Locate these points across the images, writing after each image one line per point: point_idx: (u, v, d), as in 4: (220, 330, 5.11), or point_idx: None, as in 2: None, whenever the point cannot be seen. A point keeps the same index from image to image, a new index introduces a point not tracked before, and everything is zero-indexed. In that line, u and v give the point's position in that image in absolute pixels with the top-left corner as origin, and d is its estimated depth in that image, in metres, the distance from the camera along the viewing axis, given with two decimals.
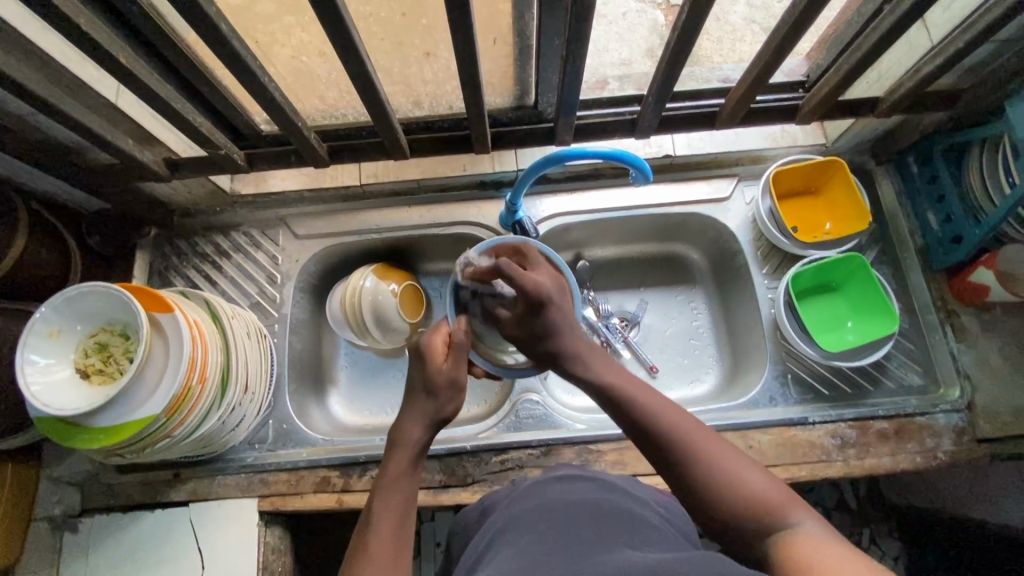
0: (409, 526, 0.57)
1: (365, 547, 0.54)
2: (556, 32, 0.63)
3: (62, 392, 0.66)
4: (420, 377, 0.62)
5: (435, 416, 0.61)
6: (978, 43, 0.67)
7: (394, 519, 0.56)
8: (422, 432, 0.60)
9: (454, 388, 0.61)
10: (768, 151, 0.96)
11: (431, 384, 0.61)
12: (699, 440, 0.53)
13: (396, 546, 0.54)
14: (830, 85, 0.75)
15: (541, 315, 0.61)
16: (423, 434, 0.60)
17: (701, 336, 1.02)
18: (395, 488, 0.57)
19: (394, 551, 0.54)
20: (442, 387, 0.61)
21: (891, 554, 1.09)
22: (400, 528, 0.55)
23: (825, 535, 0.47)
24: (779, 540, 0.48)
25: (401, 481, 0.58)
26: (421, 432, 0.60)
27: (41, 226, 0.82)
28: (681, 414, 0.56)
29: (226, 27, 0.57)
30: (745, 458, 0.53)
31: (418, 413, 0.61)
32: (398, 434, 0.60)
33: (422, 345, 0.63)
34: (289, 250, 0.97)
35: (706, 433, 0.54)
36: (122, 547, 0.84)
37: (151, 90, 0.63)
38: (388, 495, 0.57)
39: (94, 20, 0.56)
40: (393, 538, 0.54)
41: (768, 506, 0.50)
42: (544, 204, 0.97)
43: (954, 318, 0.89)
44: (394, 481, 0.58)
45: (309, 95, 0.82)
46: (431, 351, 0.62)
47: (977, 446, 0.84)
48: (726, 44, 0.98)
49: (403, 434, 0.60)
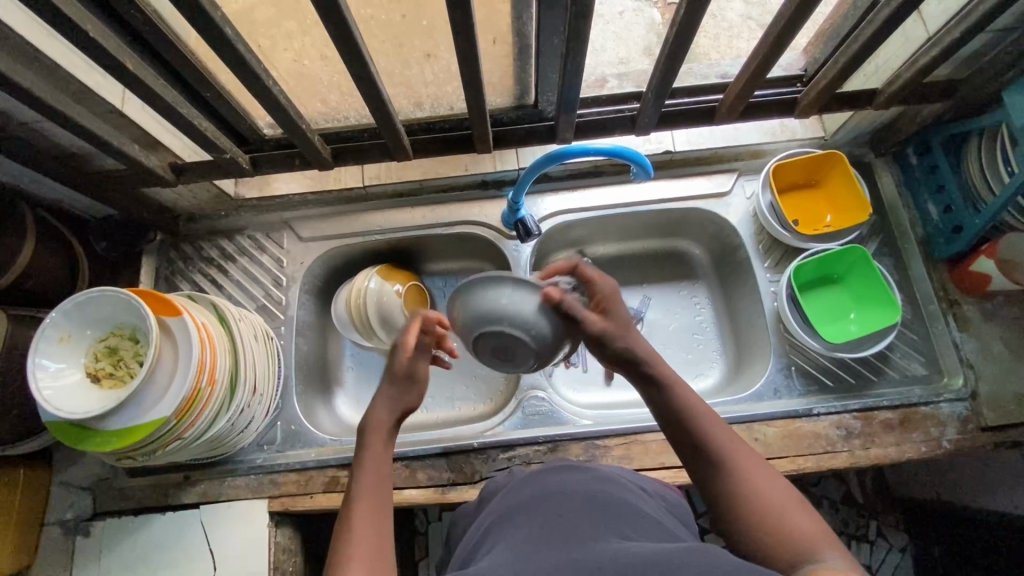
0: (388, 500, 0.57)
1: (347, 527, 0.53)
2: (555, 30, 0.64)
3: (74, 395, 0.67)
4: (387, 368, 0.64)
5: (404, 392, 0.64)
6: (975, 32, 0.68)
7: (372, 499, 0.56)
8: (392, 413, 0.62)
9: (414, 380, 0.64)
10: (767, 145, 0.97)
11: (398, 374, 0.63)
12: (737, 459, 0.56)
13: (379, 516, 0.55)
14: (829, 77, 0.76)
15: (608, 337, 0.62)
16: (394, 411, 0.63)
17: (705, 331, 1.03)
18: (369, 469, 0.58)
19: (378, 520, 0.54)
20: (403, 373, 0.63)
21: (898, 546, 1.12)
22: (381, 502, 0.56)
23: (852, 568, 0.46)
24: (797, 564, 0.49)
25: (380, 455, 0.60)
26: (393, 407, 0.63)
27: (48, 233, 0.83)
28: (730, 441, 0.58)
29: (231, 31, 0.58)
30: (779, 488, 0.54)
31: (386, 400, 0.63)
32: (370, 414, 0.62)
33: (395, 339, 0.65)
34: (294, 253, 0.98)
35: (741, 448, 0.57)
36: (134, 549, 0.85)
37: (157, 94, 0.64)
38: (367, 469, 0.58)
39: (100, 27, 0.57)
40: (376, 508, 0.55)
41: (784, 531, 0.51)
42: (546, 202, 0.98)
43: (956, 308, 0.90)
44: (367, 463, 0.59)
45: (311, 99, 0.83)
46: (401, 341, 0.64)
47: (981, 434, 0.84)
48: (722, 40, 0.99)
49: (373, 420, 0.62)
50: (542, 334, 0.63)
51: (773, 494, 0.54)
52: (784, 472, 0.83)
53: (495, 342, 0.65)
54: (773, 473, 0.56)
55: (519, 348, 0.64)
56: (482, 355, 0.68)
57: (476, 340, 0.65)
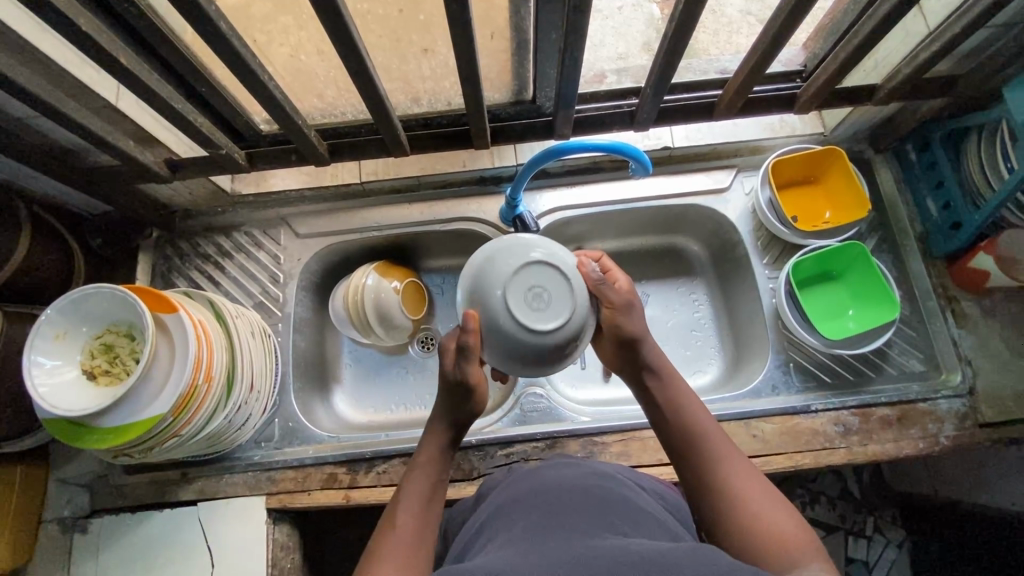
0: (436, 503, 0.61)
1: (392, 522, 0.58)
2: (553, 25, 0.63)
3: (70, 393, 0.66)
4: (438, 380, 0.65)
5: (457, 402, 0.65)
6: (976, 27, 0.67)
7: (419, 499, 0.60)
8: (449, 421, 0.66)
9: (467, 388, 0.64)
10: (766, 141, 0.97)
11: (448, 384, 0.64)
12: (730, 463, 0.59)
13: (421, 518, 0.59)
14: (828, 72, 0.75)
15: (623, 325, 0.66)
16: (451, 418, 0.66)
17: (703, 328, 1.03)
18: (422, 471, 0.63)
19: (419, 520, 0.59)
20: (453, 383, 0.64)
21: (895, 541, 1.10)
22: (426, 504, 0.60)
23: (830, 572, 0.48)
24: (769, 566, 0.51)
25: (433, 460, 0.64)
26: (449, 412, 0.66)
27: (44, 229, 0.82)
28: (729, 450, 0.61)
29: (225, 25, 0.57)
30: (769, 499, 0.56)
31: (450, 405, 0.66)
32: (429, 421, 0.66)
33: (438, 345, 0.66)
34: (291, 250, 0.97)
35: (735, 455, 0.60)
36: (132, 546, 0.85)
37: (152, 90, 0.64)
38: (418, 472, 0.63)
39: (93, 21, 0.57)
40: (419, 508, 0.60)
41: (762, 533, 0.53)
42: (544, 198, 0.98)
43: (955, 304, 0.90)
44: (421, 465, 0.63)
45: (307, 94, 0.82)
46: (444, 352, 0.66)
47: (979, 430, 0.84)
48: (722, 36, 0.98)
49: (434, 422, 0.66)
50: (579, 287, 0.63)
51: (761, 499, 0.56)
52: (782, 468, 0.83)
53: (530, 290, 0.62)
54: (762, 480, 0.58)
55: (555, 290, 0.62)
56: (509, 308, 0.61)
57: (511, 285, 0.61)
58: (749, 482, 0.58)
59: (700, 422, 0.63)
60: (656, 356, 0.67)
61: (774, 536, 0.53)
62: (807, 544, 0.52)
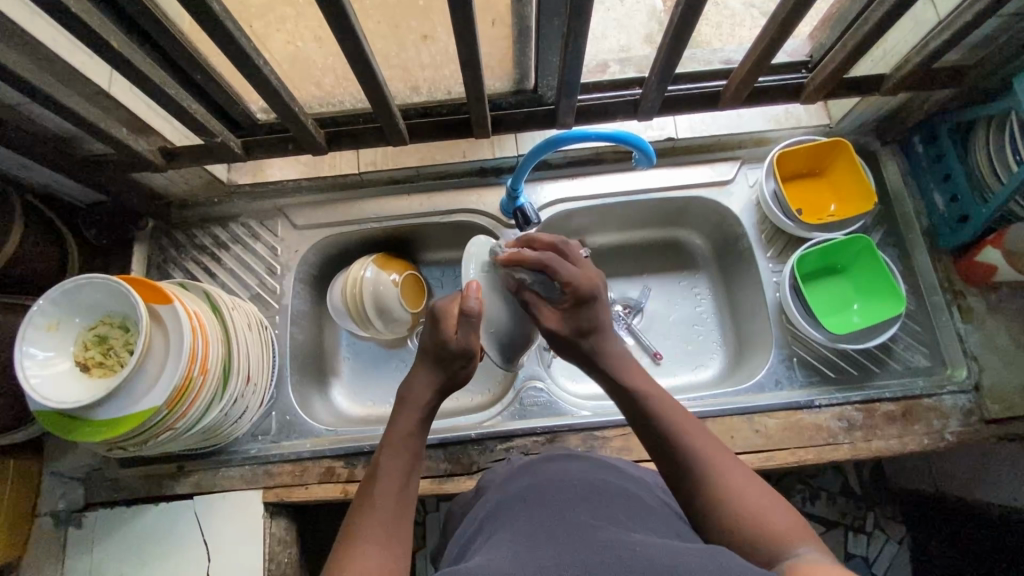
0: (413, 483, 0.60)
1: (371, 496, 0.57)
2: (556, 10, 0.61)
3: (62, 386, 0.65)
4: (432, 343, 0.66)
5: (443, 373, 0.66)
6: (988, 16, 0.66)
7: (399, 472, 0.59)
8: (431, 394, 0.65)
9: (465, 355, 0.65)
10: (771, 133, 0.95)
11: (446, 351, 0.65)
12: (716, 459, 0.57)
13: (399, 498, 0.57)
14: (837, 62, 0.74)
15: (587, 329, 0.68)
16: (434, 392, 0.66)
17: (705, 322, 1.01)
18: (401, 443, 0.62)
19: (398, 501, 0.57)
20: (455, 354, 0.65)
21: (896, 538, 1.10)
22: (406, 481, 0.59)
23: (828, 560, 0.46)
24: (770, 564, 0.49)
25: (408, 440, 0.62)
26: (432, 384, 0.66)
27: (36, 219, 0.81)
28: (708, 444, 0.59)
29: (220, 9, 0.56)
30: (756, 492, 0.54)
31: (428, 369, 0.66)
32: (411, 394, 0.65)
33: (439, 311, 0.67)
34: (289, 241, 0.96)
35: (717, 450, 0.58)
36: (127, 541, 0.84)
37: (145, 76, 0.62)
38: (396, 448, 0.61)
39: (84, 4, 0.55)
40: (398, 488, 0.58)
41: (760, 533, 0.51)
42: (545, 190, 0.96)
43: (961, 299, 0.88)
44: (400, 437, 0.62)
45: (305, 82, 0.81)
46: (447, 317, 0.66)
47: (984, 426, 0.84)
48: (725, 29, 0.95)
49: (412, 389, 0.66)
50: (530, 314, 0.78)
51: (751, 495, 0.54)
52: (784, 464, 0.83)
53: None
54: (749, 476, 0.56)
55: None
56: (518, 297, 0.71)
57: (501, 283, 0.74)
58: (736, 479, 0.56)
59: (670, 422, 0.61)
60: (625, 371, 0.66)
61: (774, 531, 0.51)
62: (804, 534, 0.50)
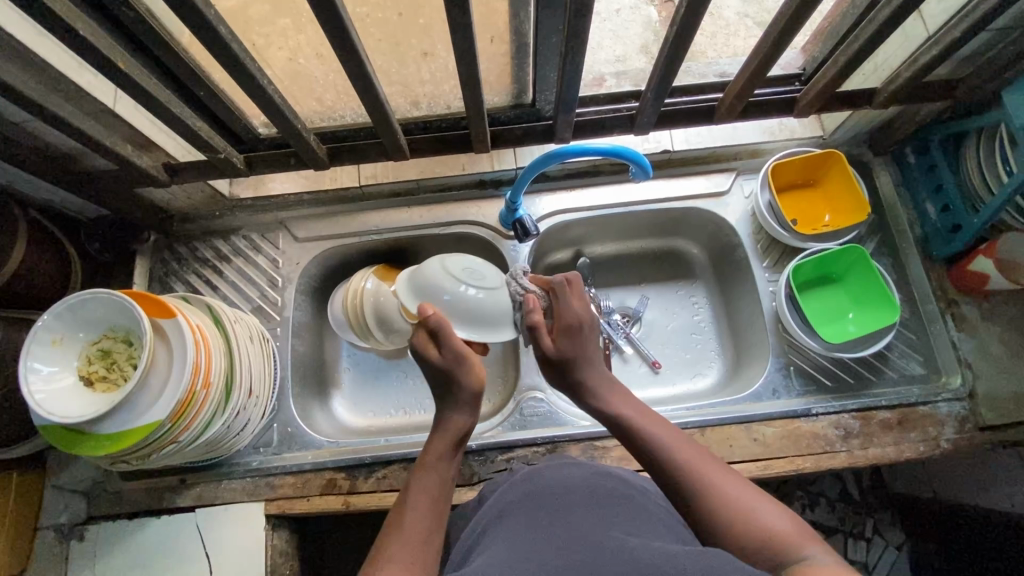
0: (443, 506, 0.61)
1: (401, 519, 0.58)
2: (554, 28, 0.63)
3: (67, 400, 0.66)
4: (435, 374, 0.67)
5: (478, 407, 0.67)
6: (975, 32, 0.68)
7: (429, 495, 0.60)
8: (462, 420, 0.66)
9: (458, 363, 0.66)
10: (765, 145, 0.97)
11: (438, 372, 0.67)
12: (714, 477, 0.58)
13: (429, 520, 0.58)
14: (828, 77, 0.75)
15: (575, 369, 0.68)
16: (465, 421, 0.66)
17: (703, 331, 1.02)
18: (432, 469, 0.63)
19: (426, 523, 0.58)
20: (449, 370, 0.66)
21: (894, 544, 1.10)
22: (435, 504, 0.60)
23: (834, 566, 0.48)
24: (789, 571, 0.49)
25: (439, 462, 0.63)
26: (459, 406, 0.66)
27: (41, 235, 0.82)
28: (711, 461, 0.60)
29: (225, 31, 0.57)
30: (770, 499, 0.57)
31: (452, 403, 0.66)
32: (444, 421, 0.66)
33: (415, 346, 0.68)
34: (290, 253, 0.97)
35: (711, 466, 0.59)
36: (130, 553, 0.84)
37: (151, 95, 0.63)
38: (427, 472, 0.62)
39: (92, 27, 0.56)
40: (427, 512, 0.59)
41: (788, 537, 0.52)
42: (543, 202, 0.97)
43: (954, 307, 0.90)
44: (431, 463, 0.63)
45: (306, 97, 0.82)
46: (423, 344, 0.67)
47: (979, 433, 0.85)
48: (720, 39, 0.97)
49: (445, 416, 0.67)
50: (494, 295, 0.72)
51: (750, 504, 0.55)
52: (782, 472, 0.83)
53: (462, 268, 0.73)
54: (744, 485, 0.58)
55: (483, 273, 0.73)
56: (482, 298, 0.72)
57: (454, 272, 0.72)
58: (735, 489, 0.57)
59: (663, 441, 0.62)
60: (596, 378, 0.68)
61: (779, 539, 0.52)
62: (806, 536, 0.53)
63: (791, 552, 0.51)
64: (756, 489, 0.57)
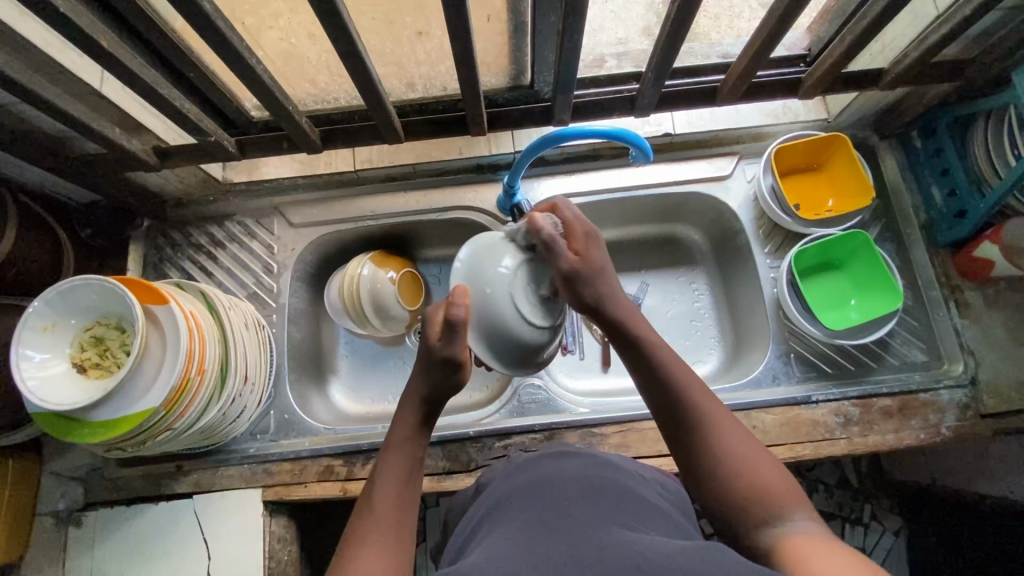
0: (413, 487, 0.58)
1: (370, 505, 0.56)
2: (552, 6, 0.61)
3: (60, 387, 0.65)
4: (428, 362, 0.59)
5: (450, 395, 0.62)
6: (987, 9, 0.66)
7: (396, 479, 0.58)
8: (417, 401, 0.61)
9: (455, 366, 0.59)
10: (769, 127, 0.95)
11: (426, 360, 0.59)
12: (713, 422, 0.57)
13: (399, 506, 0.56)
14: (834, 56, 0.73)
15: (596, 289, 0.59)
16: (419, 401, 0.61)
17: (703, 318, 1.01)
18: (397, 450, 0.59)
19: (396, 507, 0.56)
20: (439, 365, 0.59)
21: (892, 529, 1.11)
22: (404, 486, 0.57)
23: (818, 531, 0.49)
24: (774, 532, 0.50)
25: (405, 442, 0.60)
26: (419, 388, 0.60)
27: (32, 221, 0.81)
28: (712, 405, 0.58)
29: (211, 8, 0.55)
30: (766, 453, 0.56)
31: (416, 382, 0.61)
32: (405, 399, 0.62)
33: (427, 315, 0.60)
34: (285, 240, 0.96)
35: (710, 409, 0.58)
36: (127, 539, 0.84)
37: (137, 75, 0.62)
38: (393, 454, 0.59)
39: (74, 5, 0.54)
40: (396, 495, 0.57)
41: (779, 492, 0.52)
42: (542, 185, 0.96)
43: (958, 294, 0.89)
44: (396, 444, 0.60)
45: (299, 79, 0.80)
46: (432, 324, 0.59)
47: (980, 420, 0.84)
48: (722, 21, 0.92)
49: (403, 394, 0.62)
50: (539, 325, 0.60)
51: (747, 457, 0.55)
52: (782, 459, 0.83)
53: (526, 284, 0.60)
54: (740, 433, 0.57)
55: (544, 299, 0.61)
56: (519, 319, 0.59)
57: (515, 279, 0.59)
58: (729, 436, 0.56)
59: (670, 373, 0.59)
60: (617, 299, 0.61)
61: (771, 494, 0.52)
62: (798, 496, 0.52)
63: (779, 506, 0.51)
64: (753, 440, 0.57)
